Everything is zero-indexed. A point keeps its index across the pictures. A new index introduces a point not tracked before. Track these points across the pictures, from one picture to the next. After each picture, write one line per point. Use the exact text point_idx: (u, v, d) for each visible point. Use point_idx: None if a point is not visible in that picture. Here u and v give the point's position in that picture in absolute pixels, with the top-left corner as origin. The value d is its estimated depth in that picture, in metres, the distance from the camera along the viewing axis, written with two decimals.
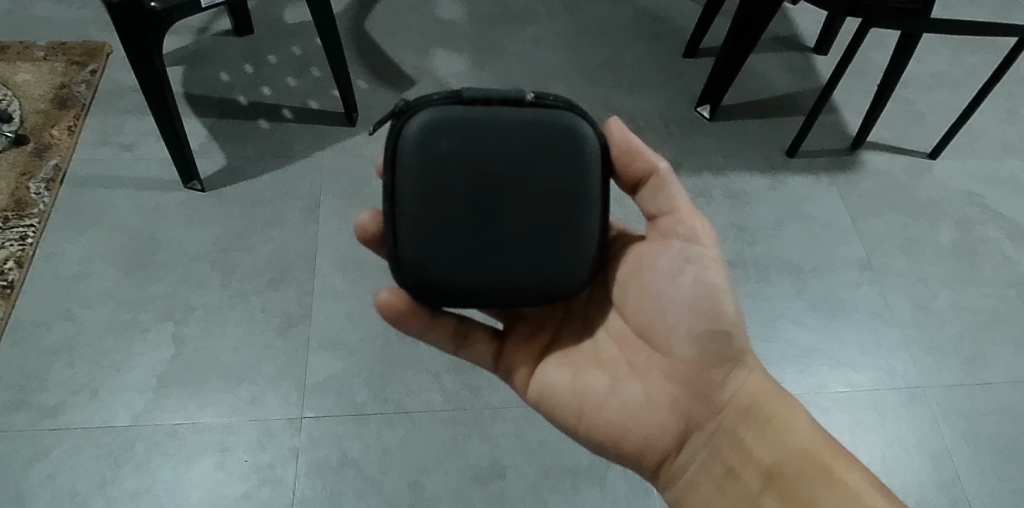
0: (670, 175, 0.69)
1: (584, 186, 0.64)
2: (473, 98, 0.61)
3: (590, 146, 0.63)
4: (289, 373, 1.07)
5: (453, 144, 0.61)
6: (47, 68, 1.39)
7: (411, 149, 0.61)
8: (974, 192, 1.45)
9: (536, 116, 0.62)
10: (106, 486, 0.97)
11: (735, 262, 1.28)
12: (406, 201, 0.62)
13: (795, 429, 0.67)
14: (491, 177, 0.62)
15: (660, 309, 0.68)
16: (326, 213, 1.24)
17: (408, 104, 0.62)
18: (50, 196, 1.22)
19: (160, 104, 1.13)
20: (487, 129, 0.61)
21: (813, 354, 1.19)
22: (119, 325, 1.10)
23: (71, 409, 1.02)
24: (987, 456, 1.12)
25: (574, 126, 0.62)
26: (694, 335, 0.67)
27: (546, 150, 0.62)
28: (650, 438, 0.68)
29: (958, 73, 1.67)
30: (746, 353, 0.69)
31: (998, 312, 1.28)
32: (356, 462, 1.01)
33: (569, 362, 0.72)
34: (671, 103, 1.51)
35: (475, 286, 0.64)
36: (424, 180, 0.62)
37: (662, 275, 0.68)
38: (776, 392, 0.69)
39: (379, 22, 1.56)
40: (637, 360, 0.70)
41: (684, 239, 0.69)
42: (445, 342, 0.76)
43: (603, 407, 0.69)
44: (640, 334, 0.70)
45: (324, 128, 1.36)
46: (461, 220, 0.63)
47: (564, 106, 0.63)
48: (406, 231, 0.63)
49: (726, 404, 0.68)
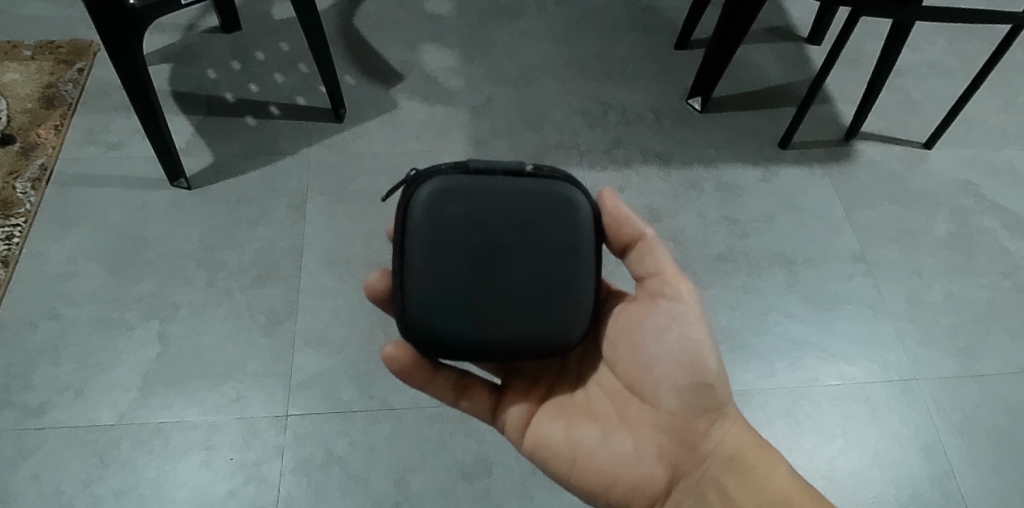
0: (656, 240, 0.71)
1: (581, 248, 0.67)
2: (478, 168, 0.65)
3: (583, 211, 0.67)
4: (273, 371, 1.07)
5: (457, 209, 0.64)
6: (34, 67, 1.38)
7: (420, 213, 0.64)
8: (970, 182, 1.43)
9: (534, 185, 0.66)
10: (91, 485, 0.97)
11: (726, 255, 1.27)
12: (412, 262, 0.65)
13: (774, 477, 0.68)
14: (493, 240, 0.65)
15: (647, 363, 0.69)
16: (312, 211, 1.24)
17: (418, 173, 0.66)
18: (36, 196, 1.22)
19: (142, 101, 1.13)
20: (491, 196, 0.65)
21: (805, 347, 1.18)
22: (105, 324, 1.10)
23: (57, 409, 1.02)
24: (982, 448, 1.11)
25: (570, 195, 0.66)
26: (680, 388, 0.68)
27: (544, 215, 0.66)
28: (639, 487, 0.68)
29: (955, 61, 1.65)
30: (729, 404, 0.70)
31: (994, 302, 1.27)
32: (341, 459, 1.00)
33: (562, 413, 0.72)
34: (662, 95, 1.49)
35: (472, 342, 0.66)
36: (431, 243, 0.65)
37: (650, 332, 0.69)
38: (758, 443, 0.69)
39: (367, 17, 1.55)
40: (627, 412, 0.70)
41: (671, 298, 0.70)
42: (444, 395, 0.76)
43: (592, 458, 0.69)
44: (629, 387, 0.70)
45: (312, 125, 1.35)
46: (462, 279, 0.65)
47: (561, 177, 0.67)
48: (412, 290, 0.65)
49: (711, 454, 0.68)
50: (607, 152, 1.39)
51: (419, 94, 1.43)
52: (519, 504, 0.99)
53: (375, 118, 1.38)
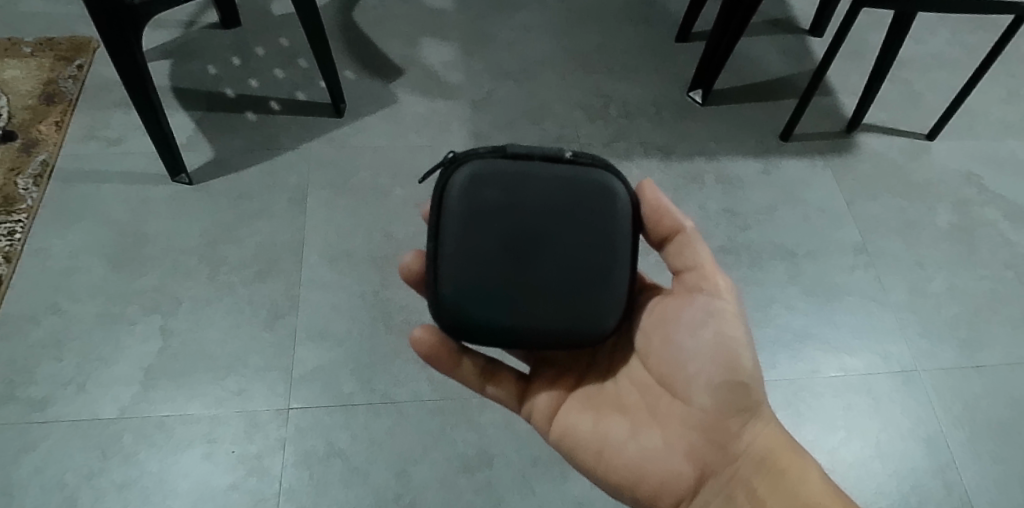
0: (695, 233, 0.72)
1: (616, 238, 0.67)
2: (516, 153, 0.66)
3: (621, 201, 0.67)
4: (275, 365, 1.07)
5: (494, 194, 0.65)
6: (34, 64, 1.39)
7: (456, 198, 0.65)
8: (972, 173, 1.43)
9: (571, 172, 0.66)
10: (94, 478, 0.97)
11: (727, 248, 1.27)
12: (447, 246, 0.66)
13: (807, 482, 0.67)
14: (528, 226, 0.65)
15: (681, 359, 0.69)
16: (313, 205, 1.24)
17: (456, 157, 0.67)
18: (38, 192, 1.22)
19: (142, 96, 1.13)
20: (528, 182, 0.65)
21: (806, 339, 1.18)
22: (106, 318, 1.10)
23: (59, 402, 1.02)
24: (983, 438, 1.10)
25: (608, 184, 0.67)
26: (713, 385, 0.68)
27: (581, 202, 0.66)
28: (666, 483, 0.68)
29: (956, 52, 1.64)
30: (763, 405, 0.69)
31: (996, 293, 1.26)
32: (343, 452, 1.01)
33: (591, 405, 0.73)
34: (663, 88, 1.49)
35: (504, 328, 0.66)
36: (466, 228, 0.65)
37: (685, 327, 0.70)
38: (791, 446, 0.69)
39: (368, 12, 1.55)
40: (658, 407, 0.71)
41: (708, 293, 0.70)
42: (472, 381, 0.78)
43: (621, 451, 0.70)
44: (660, 382, 0.71)
45: (312, 119, 1.35)
46: (496, 263, 0.65)
47: (599, 166, 0.67)
48: (445, 274, 0.66)
49: (742, 454, 0.68)
50: (607, 145, 1.38)
51: (419, 88, 1.43)
52: (521, 496, 1.00)
53: (376, 112, 1.38)
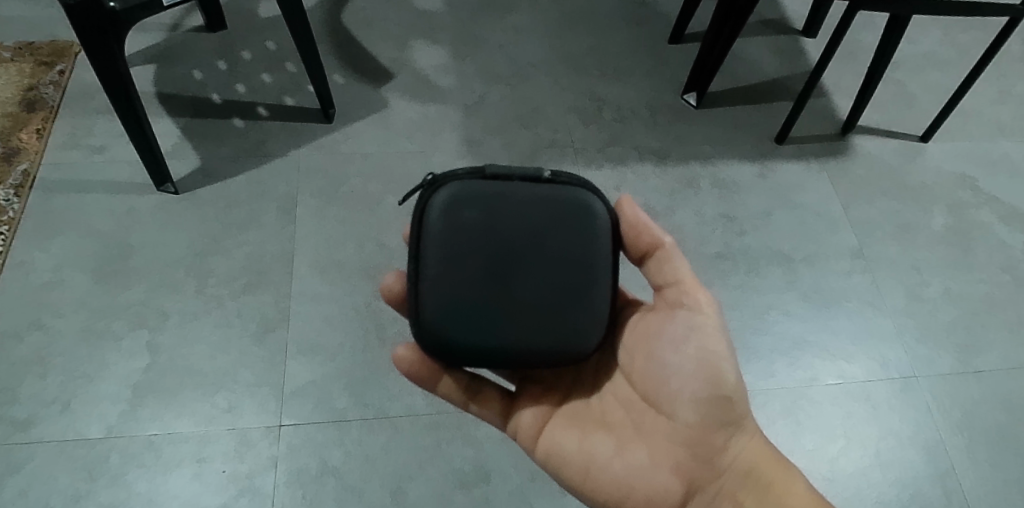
0: (675, 248, 0.69)
1: (598, 257, 0.65)
2: (495, 174, 0.64)
3: (603, 220, 0.66)
4: (266, 380, 1.04)
5: (474, 216, 0.63)
6: (13, 69, 1.35)
7: (436, 221, 0.63)
8: (967, 175, 1.42)
9: (551, 191, 0.64)
10: (81, 500, 0.95)
11: (724, 254, 1.25)
12: (428, 269, 0.64)
13: (792, 493, 0.67)
14: (509, 248, 0.64)
15: (664, 376, 0.68)
16: (303, 215, 1.21)
17: (434, 178, 0.65)
18: (19, 202, 1.19)
19: (125, 104, 1.10)
20: (507, 204, 0.63)
21: (804, 346, 1.17)
22: (91, 334, 1.07)
23: (43, 422, 1.00)
24: (981, 445, 1.10)
25: (589, 204, 0.65)
26: (697, 400, 0.67)
27: (563, 220, 0.64)
28: (652, 500, 0.67)
29: (949, 52, 1.64)
30: (747, 418, 0.69)
31: (992, 297, 1.26)
32: (336, 470, 0.99)
33: (575, 423, 0.71)
34: (657, 91, 1.47)
35: (488, 351, 0.64)
36: (446, 251, 0.63)
37: (668, 343, 0.68)
38: (774, 457, 0.69)
39: (356, 14, 1.52)
40: (643, 423, 0.69)
41: (689, 309, 0.69)
42: (455, 397, 0.76)
43: (606, 469, 0.68)
44: (644, 398, 0.69)
45: (301, 125, 1.33)
46: (478, 286, 0.64)
47: (579, 184, 0.65)
48: (427, 298, 0.64)
49: (727, 468, 0.68)
50: (602, 150, 1.36)
51: (409, 93, 1.40)
52: None
53: (366, 117, 1.35)
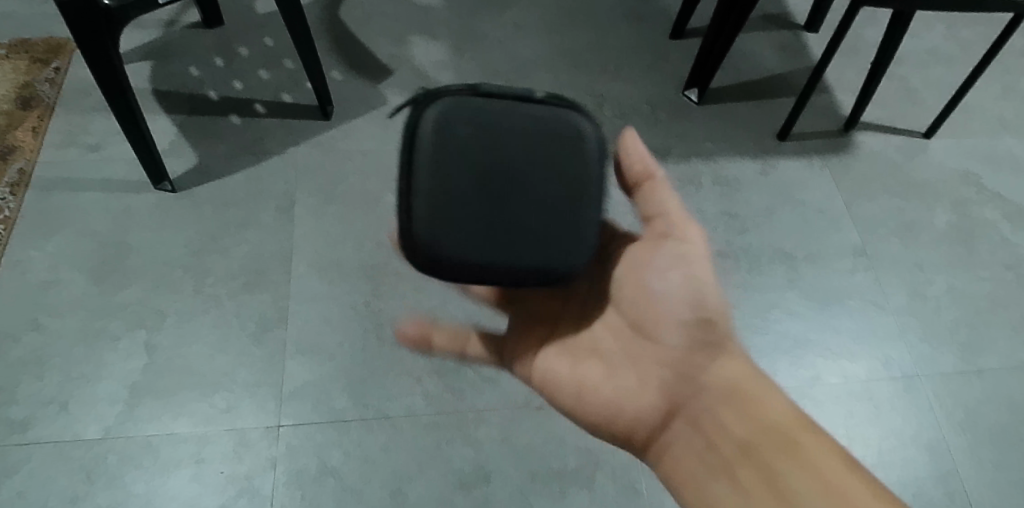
0: (663, 180, 0.70)
1: (585, 185, 0.61)
2: (487, 90, 0.59)
3: (591, 145, 0.61)
4: (264, 381, 1.04)
5: (468, 135, 0.58)
6: (9, 66, 1.34)
7: (428, 136, 0.58)
8: (970, 171, 1.41)
9: (543, 112, 0.60)
10: (78, 502, 0.94)
11: (725, 251, 1.25)
12: (420, 189, 0.58)
13: (773, 405, 0.64)
14: (499, 171, 0.59)
15: (648, 299, 0.69)
16: (301, 213, 1.20)
17: (428, 92, 0.59)
18: (15, 201, 1.18)
19: (121, 103, 1.08)
20: (498, 125, 0.59)
21: (807, 345, 1.16)
22: (88, 334, 1.06)
23: (41, 423, 0.99)
24: (984, 445, 1.09)
25: (581, 127, 0.60)
26: (679, 321, 0.67)
27: (553, 144, 0.60)
28: (637, 419, 0.68)
29: (953, 48, 1.62)
30: (731, 338, 0.68)
31: (996, 296, 1.25)
32: (336, 471, 0.98)
33: (566, 350, 0.72)
34: (658, 87, 1.46)
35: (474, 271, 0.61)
36: (438, 168, 0.58)
37: (652, 269, 0.69)
38: (759, 375, 0.67)
39: (354, 10, 1.51)
40: (629, 347, 0.70)
41: (674, 236, 0.69)
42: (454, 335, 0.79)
43: (595, 392, 0.70)
44: (631, 323, 0.70)
45: (299, 123, 1.32)
46: (468, 209, 0.59)
47: (570, 106, 0.61)
48: (418, 214, 0.59)
49: (708, 385, 0.67)
50: None
51: (408, 89, 1.39)
52: None
53: (364, 114, 1.34)
